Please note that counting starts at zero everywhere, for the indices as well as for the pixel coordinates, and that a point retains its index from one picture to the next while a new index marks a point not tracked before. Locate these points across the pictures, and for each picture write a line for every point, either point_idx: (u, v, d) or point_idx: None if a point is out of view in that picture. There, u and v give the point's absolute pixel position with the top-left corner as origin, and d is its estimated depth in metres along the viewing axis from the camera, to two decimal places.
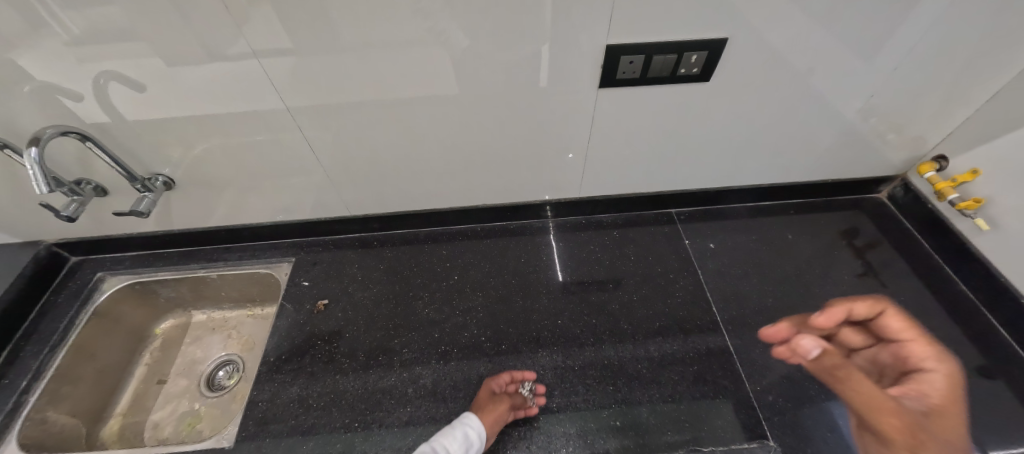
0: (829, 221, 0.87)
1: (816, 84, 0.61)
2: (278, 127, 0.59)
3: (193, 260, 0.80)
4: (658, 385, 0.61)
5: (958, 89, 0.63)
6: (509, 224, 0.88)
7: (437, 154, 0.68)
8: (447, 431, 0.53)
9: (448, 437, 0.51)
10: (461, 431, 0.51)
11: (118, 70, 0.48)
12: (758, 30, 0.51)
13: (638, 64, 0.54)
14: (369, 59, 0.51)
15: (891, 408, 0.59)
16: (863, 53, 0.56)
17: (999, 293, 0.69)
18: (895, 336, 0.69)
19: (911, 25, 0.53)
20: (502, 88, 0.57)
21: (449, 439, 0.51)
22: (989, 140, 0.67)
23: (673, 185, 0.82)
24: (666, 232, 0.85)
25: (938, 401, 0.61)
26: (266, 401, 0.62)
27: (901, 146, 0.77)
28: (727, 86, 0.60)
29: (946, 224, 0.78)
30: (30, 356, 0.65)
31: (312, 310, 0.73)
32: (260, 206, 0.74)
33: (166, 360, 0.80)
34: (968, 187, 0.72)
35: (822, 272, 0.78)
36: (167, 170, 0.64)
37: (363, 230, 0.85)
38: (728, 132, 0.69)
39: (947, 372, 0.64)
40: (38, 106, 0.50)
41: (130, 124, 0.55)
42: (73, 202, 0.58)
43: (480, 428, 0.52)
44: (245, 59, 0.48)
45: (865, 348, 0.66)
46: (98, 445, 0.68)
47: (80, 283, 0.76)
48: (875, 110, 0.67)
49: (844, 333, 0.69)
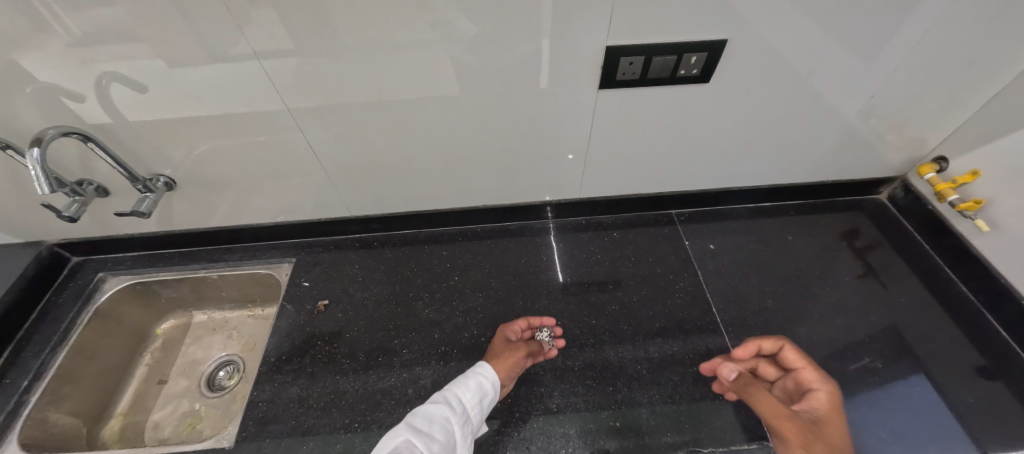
0: (830, 222, 0.87)
1: (816, 85, 0.61)
2: (279, 128, 0.59)
3: (194, 261, 0.80)
4: (658, 386, 0.61)
5: (958, 90, 0.63)
6: (509, 225, 0.88)
7: (437, 155, 0.68)
8: (457, 378, 0.54)
9: (460, 386, 0.52)
10: (475, 382, 0.52)
11: (120, 71, 0.48)
12: (758, 31, 0.52)
13: (639, 65, 0.54)
14: (370, 60, 0.51)
15: (795, 427, 0.46)
16: (863, 54, 0.56)
17: (999, 295, 0.69)
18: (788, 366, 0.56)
19: (911, 27, 0.53)
20: (502, 89, 0.57)
21: (463, 389, 0.52)
22: (989, 141, 0.67)
23: (673, 186, 0.82)
24: (667, 233, 0.85)
25: (827, 415, 0.49)
26: (267, 401, 0.62)
27: (901, 148, 0.77)
28: (727, 87, 0.60)
29: (946, 225, 0.77)
30: (31, 356, 0.66)
31: (312, 310, 0.73)
32: (260, 207, 0.75)
33: (167, 361, 0.80)
34: (968, 188, 0.72)
35: (822, 273, 0.78)
36: (168, 171, 0.64)
37: (364, 231, 0.85)
38: (728, 133, 0.70)
39: (833, 390, 0.51)
40: (41, 108, 0.50)
41: (132, 125, 0.55)
42: (75, 203, 0.58)
43: (491, 377, 0.54)
44: (246, 60, 0.48)
45: (778, 379, 0.57)
46: (99, 445, 0.68)
47: (82, 283, 0.76)
48: (875, 111, 0.67)
49: (759, 366, 0.59)
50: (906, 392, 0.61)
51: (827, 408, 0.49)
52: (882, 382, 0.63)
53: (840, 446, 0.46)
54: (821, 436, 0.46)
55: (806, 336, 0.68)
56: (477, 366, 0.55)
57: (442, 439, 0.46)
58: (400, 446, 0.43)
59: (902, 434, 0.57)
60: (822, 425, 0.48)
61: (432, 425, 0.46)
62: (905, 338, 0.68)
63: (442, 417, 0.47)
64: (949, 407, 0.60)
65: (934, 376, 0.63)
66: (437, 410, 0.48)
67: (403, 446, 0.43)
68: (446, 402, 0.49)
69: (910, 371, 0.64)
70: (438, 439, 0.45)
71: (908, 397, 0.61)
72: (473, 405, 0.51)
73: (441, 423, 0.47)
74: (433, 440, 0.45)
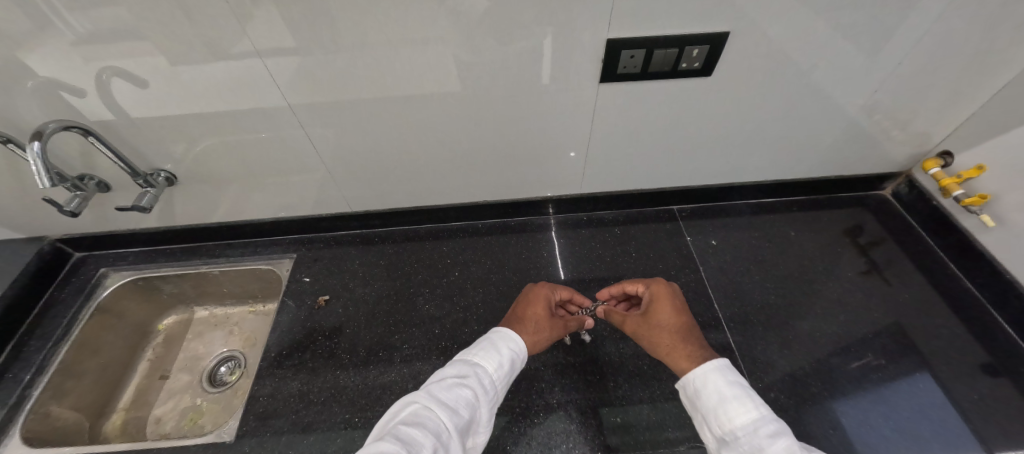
0: (833, 219, 0.86)
1: (819, 79, 0.60)
2: (280, 125, 0.59)
3: (195, 256, 0.80)
4: (660, 382, 0.61)
5: (965, 84, 0.62)
6: (511, 221, 0.87)
7: (437, 149, 0.67)
8: (486, 348, 0.48)
9: (491, 359, 0.47)
10: (510, 358, 0.48)
11: (119, 66, 0.48)
12: (760, 26, 0.51)
13: (640, 59, 0.54)
14: (369, 55, 0.50)
15: (632, 325, 0.56)
16: (867, 47, 0.55)
17: (1005, 291, 0.68)
18: (632, 287, 0.60)
19: (917, 20, 0.52)
20: (504, 84, 0.57)
21: (494, 364, 0.46)
22: (995, 136, 0.66)
23: (675, 182, 0.82)
24: (668, 229, 0.85)
25: (653, 305, 0.55)
26: (267, 396, 0.62)
27: (906, 143, 0.76)
28: (729, 81, 0.59)
29: (951, 220, 0.77)
30: (34, 351, 0.66)
31: (313, 305, 0.73)
32: (261, 203, 0.75)
33: (169, 356, 0.80)
34: (972, 183, 0.72)
35: (824, 270, 0.78)
36: (169, 166, 0.64)
37: (364, 227, 0.85)
38: (729, 128, 0.69)
39: (654, 288, 0.57)
40: (41, 104, 0.50)
41: (133, 121, 0.55)
42: (76, 198, 0.60)
43: (522, 353, 0.50)
44: (248, 57, 0.48)
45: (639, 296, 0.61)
46: (102, 439, 0.69)
47: (84, 279, 0.76)
48: (879, 106, 0.66)
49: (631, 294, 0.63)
50: (910, 389, 0.61)
51: (649, 297, 0.56)
52: (886, 379, 0.62)
53: (663, 324, 0.52)
54: (648, 323, 0.54)
55: (809, 332, 0.68)
56: (508, 338, 0.50)
57: (466, 416, 0.41)
58: (419, 415, 0.39)
59: (906, 430, 0.57)
60: (650, 313, 0.55)
61: (458, 401, 0.41)
62: (909, 334, 0.68)
63: (471, 395, 0.42)
64: (953, 403, 0.59)
65: (939, 373, 0.63)
66: (466, 386, 0.43)
67: (423, 417, 0.38)
68: (476, 378, 0.44)
69: (913, 368, 0.63)
70: (462, 417, 0.40)
71: (912, 394, 0.60)
72: (501, 383, 0.46)
73: (468, 400, 0.42)
74: (457, 416, 0.40)
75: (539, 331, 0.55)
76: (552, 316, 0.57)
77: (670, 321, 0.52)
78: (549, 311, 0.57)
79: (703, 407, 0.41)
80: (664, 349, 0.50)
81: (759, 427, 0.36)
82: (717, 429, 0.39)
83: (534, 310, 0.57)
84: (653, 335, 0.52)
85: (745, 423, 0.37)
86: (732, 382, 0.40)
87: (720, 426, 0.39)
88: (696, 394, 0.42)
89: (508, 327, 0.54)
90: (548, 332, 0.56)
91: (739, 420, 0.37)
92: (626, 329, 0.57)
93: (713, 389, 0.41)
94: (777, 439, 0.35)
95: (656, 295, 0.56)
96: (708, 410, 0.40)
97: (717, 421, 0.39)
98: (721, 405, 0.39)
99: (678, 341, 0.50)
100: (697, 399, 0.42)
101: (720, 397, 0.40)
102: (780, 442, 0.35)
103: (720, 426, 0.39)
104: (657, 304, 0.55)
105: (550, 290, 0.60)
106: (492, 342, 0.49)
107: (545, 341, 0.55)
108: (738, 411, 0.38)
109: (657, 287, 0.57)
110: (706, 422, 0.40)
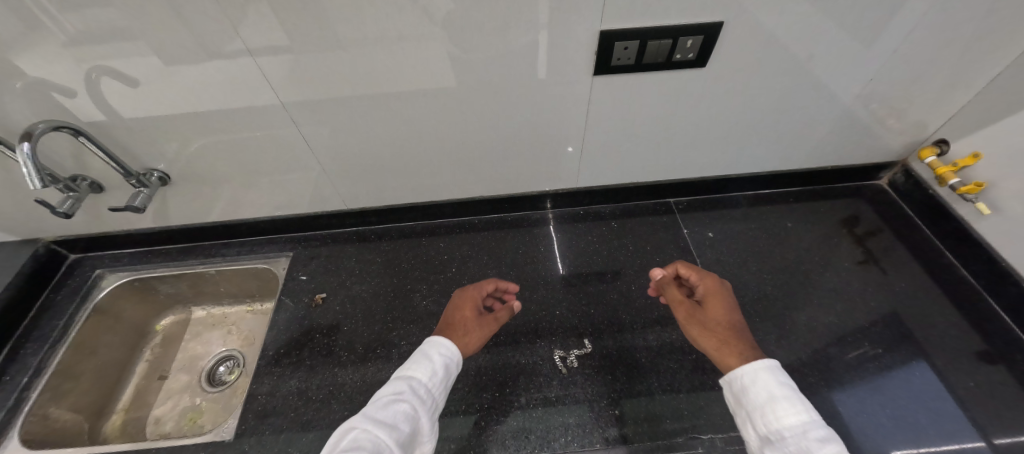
0: (831, 209, 0.86)
1: (815, 69, 0.60)
2: (274, 123, 0.59)
3: (191, 256, 0.80)
4: (657, 374, 0.61)
5: (961, 71, 0.62)
6: (508, 217, 0.87)
7: (432, 145, 0.67)
8: (417, 359, 0.47)
9: (423, 368, 0.46)
10: (443, 364, 0.48)
11: (106, 66, 0.47)
12: (754, 17, 0.51)
13: (633, 50, 0.53)
14: (362, 52, 0.50)
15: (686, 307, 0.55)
16: (862, 36, 0.55)
17: (1000, 278, 0.68)
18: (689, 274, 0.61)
19: (912, 8, 0.52)
20: (498, 78, 0.56)
21: (427, 372, 0.46)
22: (991, 124, 0.66)
23: (671, 174, 0.81)
24: (665, 222, 0.85)
25: (713, 300, 0.56)
26: (266, 394, 0.62)
27: (903, 132, 0.75)
28: (724, 72, 0.59)
29: (946, 209, 0.77)
30: (30, 353, 0.66)
31: (310, 304, 0.73)
32: (257, 202, 0.74)
33: (167, 357, 0.80)
34: (968, 171, 0.71)
35: (821, 260, 0.78)
36: (161, 166, 0.63)
37: (360, 224, 0.84)
38: (725, 119, 0.69)
39: (716, 285, 0.58)
40: (30, 103, 0.50)
41: (124, 121, 0.55)
42: (69, 199, 0.59)
43: (456, 355, 0.50)
44: (240, 56, 0.48)
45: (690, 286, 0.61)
46: (102, 440, 0.69)
47: (80, 280, 0.76)
48: (874, 95, 0.66)
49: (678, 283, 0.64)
50: (906, 377, 0.61)
51: (709, 291, 0.57)
52: (883, 368, 0.62)
53: (720, 319, 0.53)
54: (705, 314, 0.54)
55: (806, 322, 0.68)
56: (440, 344, 0.49)
57: (407, 429, 0.41)
58: (358, 440, 0.39)
59: (902, 417, 0.57)
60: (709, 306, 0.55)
61: (395, 417, 0.41)
62: (906, 324, 0.68)
63: (408, 409, 0.42)
64: (948, 390, 0.60)
65: (935, 361, 0.63)
66: (402, 401, 0.43)
67: (363, 440, 0.38)
68: (411, 391, 0.44)
69: (910, 357, 0.64)
70: (402, 431, 0.41)
71: (908, 382, 0.61)
72: (439, 389, 0.46)
73: (406, 414, 0.42)
74: (397, 431, 0.40)
75: (469, 332, 0.56)
76: (479, 315, 0.58)
77: (727, 318, 0.53)
78: (475, 310, 0.59)
79: (749, 404, 0.41)
80: (714, 343, 0.50)
81: (807, 429, 0.37)
82: (762, 427, 0.39)
83: (462, 313, 0.58)
84: (708, 325, 0.53)
85: (794, 425, 0.37)
86: (782, 383, 0.41)
87: (765, 425, 0.39)
88: (743, 391, 0.42)
89: (439, 334, 0.53)
90: (478, 331, 0.56)
91: (788, 419, 0.38)
92: (674, 308, 0.56)
93: (762, 387, 0.41)
94: (827, 443, 0.35)
95: (712, 291, 0.57)
96: (755, 407, 0.41)
97: (763, 420, 0.39)
98: (769, 403, 0.40)
99: (731, 337, 0.50)
100: (743, 396, 0.42)
101: (768, 395, 0.40)
102: (830, 447, 0.35)
103: (765, 424, 0.39)
104: (713, 300, 0.56)
105: (476, 291, 0.62)
106: (423, 351, 0.48)
107: (479, 340, 0.56)
108: (788, 412, 0.38)
109: (718, 285, 0.58)
110: (749, 419, 0.41)
